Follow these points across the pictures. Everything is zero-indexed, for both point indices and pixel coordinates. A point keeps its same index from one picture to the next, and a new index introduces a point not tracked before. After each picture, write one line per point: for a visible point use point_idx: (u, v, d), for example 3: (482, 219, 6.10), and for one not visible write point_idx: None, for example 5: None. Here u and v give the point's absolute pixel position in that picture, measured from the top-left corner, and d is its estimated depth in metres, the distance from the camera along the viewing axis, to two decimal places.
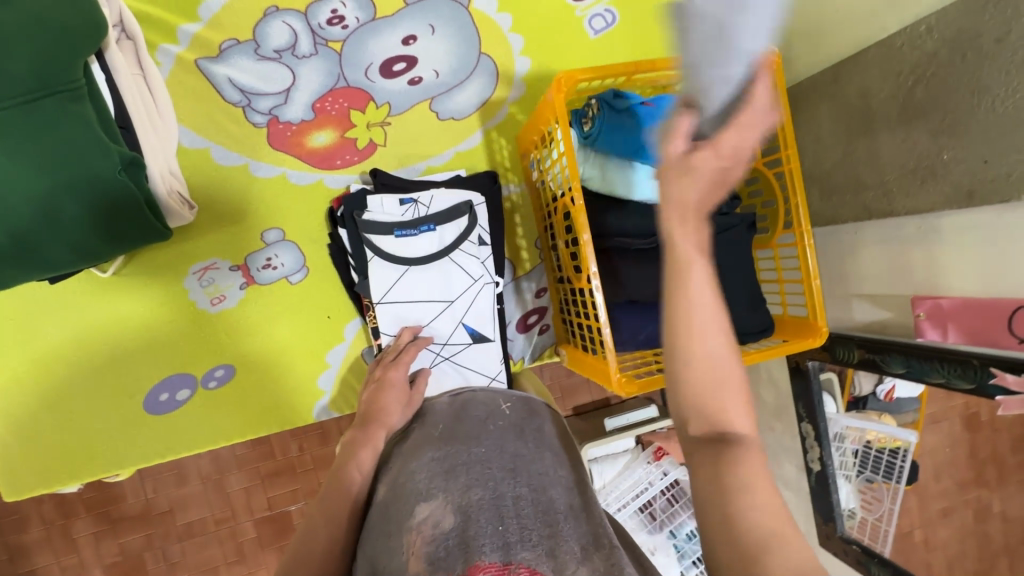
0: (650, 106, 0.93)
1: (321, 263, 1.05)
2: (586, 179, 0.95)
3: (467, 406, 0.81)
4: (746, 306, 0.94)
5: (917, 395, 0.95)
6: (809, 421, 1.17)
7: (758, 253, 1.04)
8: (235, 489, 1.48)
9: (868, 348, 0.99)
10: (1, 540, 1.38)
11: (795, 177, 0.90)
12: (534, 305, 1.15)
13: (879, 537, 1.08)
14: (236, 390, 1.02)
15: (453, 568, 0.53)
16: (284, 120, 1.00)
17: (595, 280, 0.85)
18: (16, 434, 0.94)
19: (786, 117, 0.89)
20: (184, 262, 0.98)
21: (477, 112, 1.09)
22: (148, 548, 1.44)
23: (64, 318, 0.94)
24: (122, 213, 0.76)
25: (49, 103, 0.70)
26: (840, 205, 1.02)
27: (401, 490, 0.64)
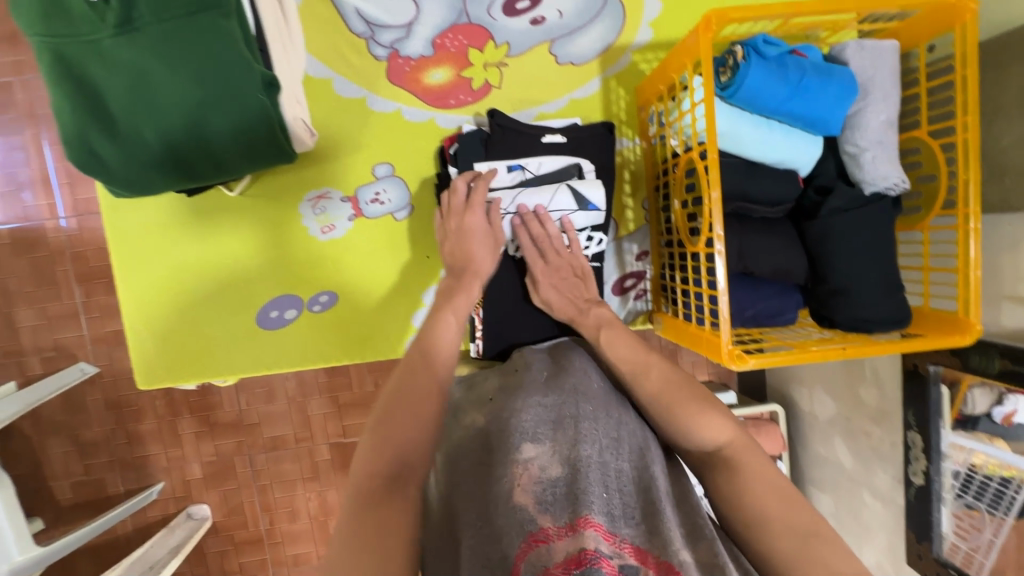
0: (799, 57, 0.84)
1: (424, 203, 1.06)
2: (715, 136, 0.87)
3: (568, 355, 0.81)
4: (880, 290, 0.85)
5: None
6: (918, 430, 1.06)
7: (901, 235, 0.92)
8: (316, 413, 1.59)
9: (1012, 358, 0.87)
10: (121, 426, 1.56)
11: (970, 149, 0.77)
12: (633, 269, 1.10)
13: (972, 566, 0.97)
14: (335, 317, 1.07)
15: (561, 518, 0.54)
16: (404, 55, 1.00)
17: (716, 244, 0.78)
18: (148, 329, 1.03)
19: (972, 76, 0.76)
20: (300, 190, 1.02)
21: (597, 58, 1.04)
22: (238, 453, 1.59)
23: (198, 228, 1.01)
24: (256, 132, 0.80)
25: (207, 17, 0.73)
26: (1012, 191, 0.88)
27: (508, 427, 0.66)
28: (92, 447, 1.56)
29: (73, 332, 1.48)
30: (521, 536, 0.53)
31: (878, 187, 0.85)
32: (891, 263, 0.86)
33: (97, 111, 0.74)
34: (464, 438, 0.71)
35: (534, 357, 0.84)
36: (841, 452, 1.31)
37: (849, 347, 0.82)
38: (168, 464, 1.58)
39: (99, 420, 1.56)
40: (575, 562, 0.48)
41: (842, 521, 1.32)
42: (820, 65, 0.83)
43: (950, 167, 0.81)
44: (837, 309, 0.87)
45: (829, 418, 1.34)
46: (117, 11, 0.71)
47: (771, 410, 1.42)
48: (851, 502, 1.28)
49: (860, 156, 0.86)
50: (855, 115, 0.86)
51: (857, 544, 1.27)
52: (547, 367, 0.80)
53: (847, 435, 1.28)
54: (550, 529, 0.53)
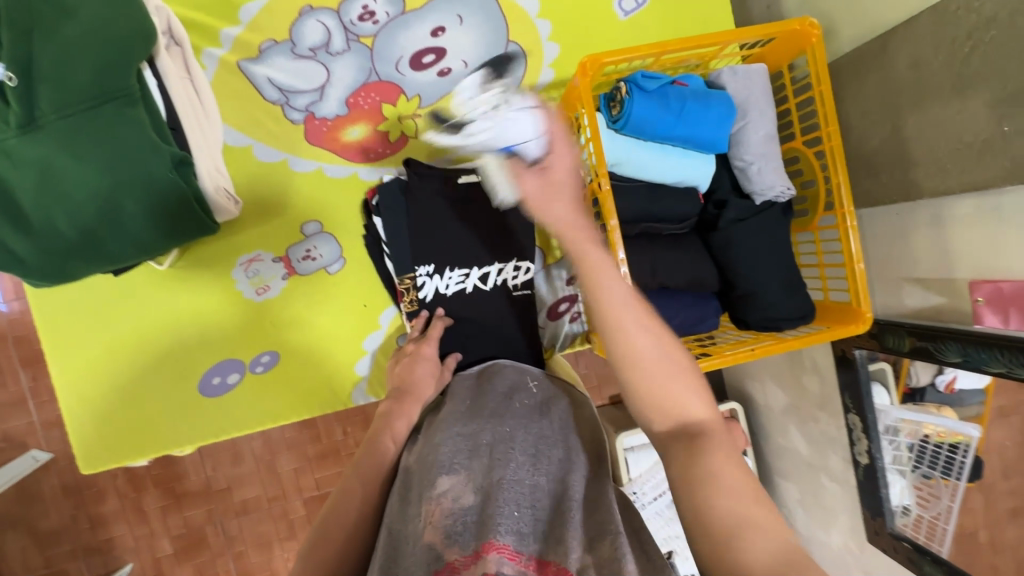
0: (681, 86, 0.91)
1: (357, 254, 1.09)
2: (616, 164, 0.93)
3: (492, 380, 0.83)
4: (782, 289, 0.91)
5: (981, 387, 0.88)
6: (856, 411, 1.12)
7: (798, 236, 1.00)
8: (286, 470, 1.57)
9: (918, 335, 0.94)
10: (82, 511, 1.51)
11: (836, 155, 0.85)
12: (565, 293, 1.15)
13: (937, 535, 1.01)
14: (280, 375, 1.08)
15: (468, 548, 0.54)
16: (320, 116, 1.04)
17: (621, 267, 0.84)
18: (87, 413, 1.02)
19: (827, 91, 0.85)
20: (233, 255, 1.04)
21: None
22: (209, 522, 1.55)
23: (130, 306, 1.02)
24: (172, 208, 0.83)
25: (110, 107, 0.76)
26: (890, 185, 0.96)
27: (426, 462, 0.65)
28: (53, 537, 1.50)
29: (21, 420, 1.44)
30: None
31: (767, 197, 0.92)
32: (791, 263, 0.93)
33: (6, 209, 0.75)
34: (389, 475, 0.69)
35: (462, 384, 0.85)
36: (797, 441, 1.36)
37: (759, 348, 0.88)
38: (135, 543, 1.53)
39: (57, 508, 1.50)
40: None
41: (808, 508, 1.37)
42: (699, 90, 0.90)
43: (824, 171, 0.90)
44: (749, 311, 0.93)
45: (782, 409, 1.40)
46: (18, 110, 0.72)
47: (730, 407, 1.47)
48: (813, 489, 1.33)
49: (748, 170, 0.93)
50: (738, 133, 0.93)
51: (825, 528, 1.32)
52: (471, 394, 0.81)
53: (800, 423, 1.34)
54: (455, 562, 0.53)
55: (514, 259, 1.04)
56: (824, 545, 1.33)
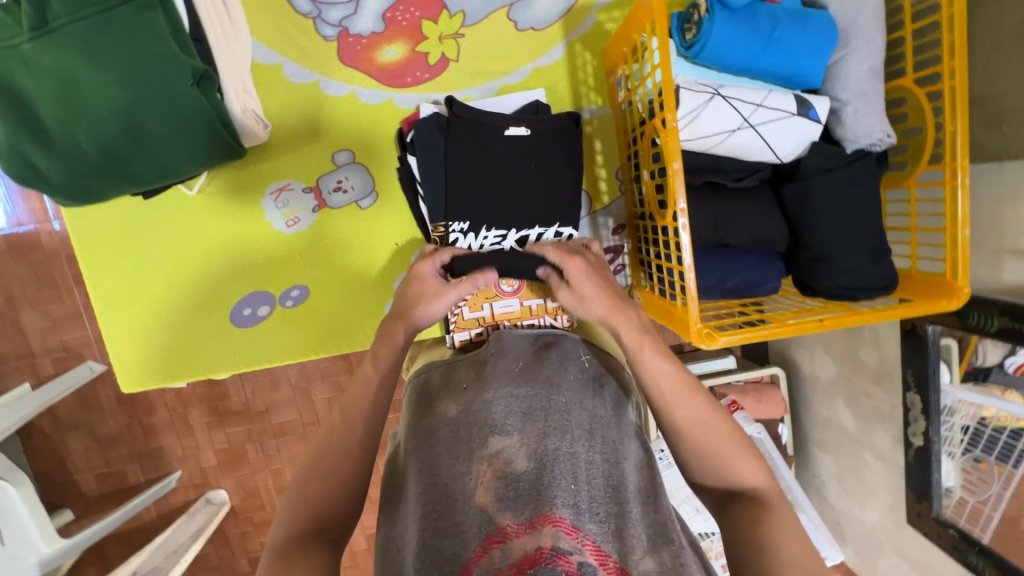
0: (771, 5, 0.76)
1: (390, 189, 1.02)
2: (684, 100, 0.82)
3: (548, 347, 0.78)
4: (864, 256, 0.80)
5: None
6: (917, 391, 1.02)
7: (887, 194, 0.87)
8: (319, 398, 1.61)
9: (1012, 316, 0.82)
10: (135, 420, 1.60)
11: (958, 96, 0.71)
12: (610, 243, 1.06)
13: (979, 520, 0.96)
14: (310, 310, 1.06)
15: (521, 516, 0.53)
16: (355, 33, 0.95)
17: (680, 218, 0.74)
18: (126, 334, 1.03)
19: (959, 15, 0.69)
20: (262, 183, 1.00)
21: (560, 21, 0.97)
22: (249, 440, 1.63)
23: (162, 231, 1.00)
24: (195, 128, 0.77)
25: (126, 10, 0.70)
26: (1010, 138, 0.81)
27: (476, 417, 0.63)
28: (110, 441, 1.61)
29: (76, 333, 1.50)
30: (479, 537, 0.52)
31: (860, 144, 0.79)
32: (877, 225, 0.81)
33: (27, 120, 0.72)
34: (431, 422, 0.67)
35: (512, 339, 0.81)
36: (842, 414, 1.28)
37: (828, 318, 0.79)
38: (183, 453, 1.63)
39: (113, 415, 1.60)
40: (530, 561, 0.49)
41: (844, 481, 1.30)
42: (794, 10, 0.76)
43: (937, 117, 0.75)
44: (819, 276, 0.83)
45: (829, 380, 1.31)
46: (29, 12, 0.67)
47: (772, 372, 1.38)
48: (852, 463, 1.27)
49: (841, 111, 0.80)
50: (835, 65, 0.79)
51: (860, 504, 1.26)
52: (525, 354, 0.77)
53: (848, 396, 1.24)
54: (509, 528, 0.52)
55: (555, 224, 0.96)
56: (856, 520, 1.28)
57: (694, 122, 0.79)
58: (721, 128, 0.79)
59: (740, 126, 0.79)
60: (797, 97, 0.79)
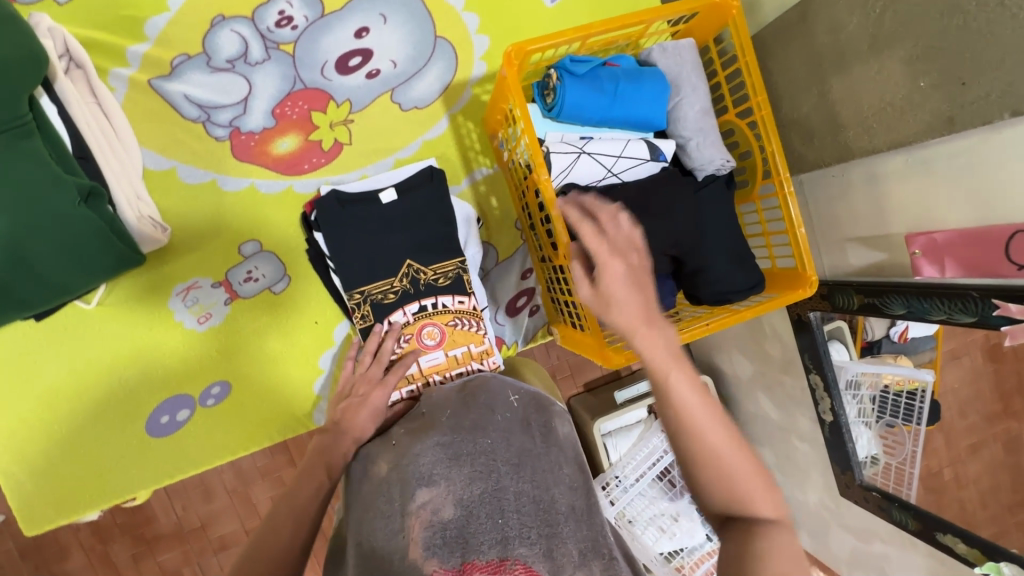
0: (611, 67, 0.90)
1: (303, 270, 1.04)
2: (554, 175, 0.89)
3: (474, 394, 0.81)
4: (733, 262, 0.92)
5: (931, 332, 0.90)
6: (817, 371, 1.14)
7: (742, 208, 1.01)
8: (262, 499, 1.51)
9: (865, 293, 0.96)
10: (45, 571, 1.42)
11: (768, 124, 0.86)
12: (522, 287, 1.15)
13: (904, 480, 1.05)
14: (234, 406, 1.03)
15: (448, 561, 0.55)
16: (246, 131, 0.99)
17: (569, 256, 0.83)
18: (25, 469, 0.95)
19: (753, 62, 0.85)
20: (166, 285, 0.98)
21: (440, 98, 1.07)
22: (186, 564, 1.48)
23: (58, 353, 0.95)
24: (85, 243, 0.77)
25: (1, 140, 0.70)
26: (821, 149, 0.98)
27: (406, 473, 0.66)
28: None
29: None
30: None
31: (707, 171, 0.93)
32: (738, 235, 0.94)
33: None
34: (367, 486, 0.70)
35: (441, 395, 0.85)
36: (766, 406, 1.39)
37: (714, 323, 0.89)
38: None
39: (17, 572, 1.41)
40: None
41: (784, 470, 1.40)
42: (630, 70, 0.90)
43: (758, 141, 0.91)
44: (699, 287, 0.94)
45: (749, 376, 1.42)
46: None
47: None
48: (786, 450, 1.36)
49: (687, 146, 0.94)
50: (674, 109, 0.93)
51: (801, 488, 1.35)
52: (455, 405, 0.80)
53: (767, 388, 1.36)
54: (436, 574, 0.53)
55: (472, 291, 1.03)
56: (802, 504, 1.36)
57: (568, 178, 0.90)
58: (592, 178, 0.91)
59: (607, 174, 0.91)
60: (649, 143, 0.92)
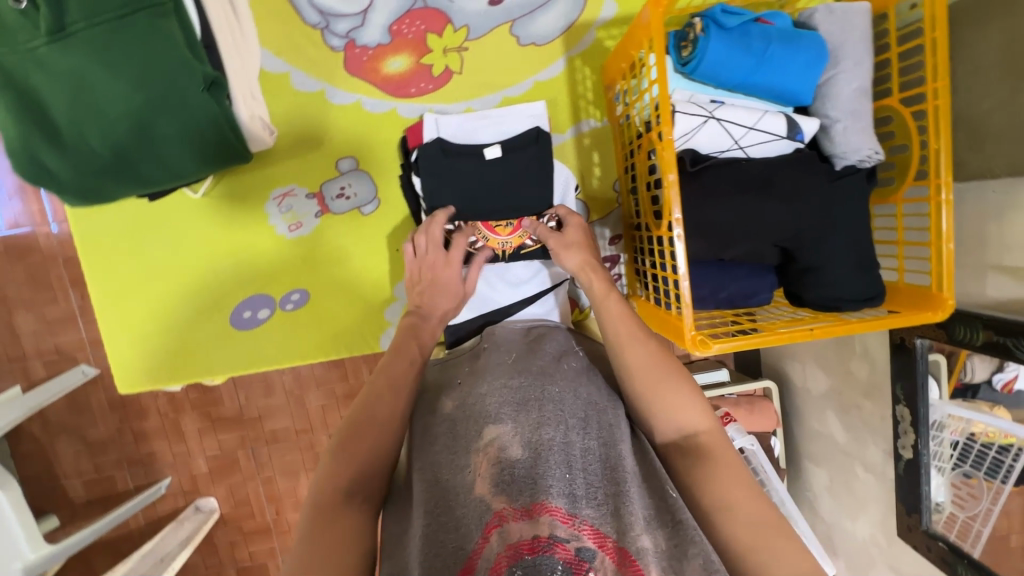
0: (764, 25, 0.79)
1: (392, 196, 1.04)
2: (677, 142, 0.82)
3: (541, 340, 0.82)
4: (852, 268, 0.82)
5: None
6: (905, 404, 1.03)
7: (876, 209, 0.90)
8: (313, 406, 1.60)
9: (997, 330, 0.84)
10: (126, 425, 1.59)
11: (941, 117, 0.74)
12: (607, 253, 1.09)
13: (969, 535, 0.96)
14: (310, 314, 1.07)
15: (517, 501, 0.55)
16: (361, 44, 0.97)
17: (676, 227, 0.76)
18: (126, 334, 1.04)
19: (941, 40, 0.72)
20: (266, 188, 1.01)
21: (560, 38, 1.00)
22: (241, 447, 1.62)
23: (166, 233, 1.01)
24: (205, 132, 0.79)
25: (140, 17, 0.71)
26: (993, 156, 0.84)
27: (471, 412, 0.66)
28: (100, 446, 1.59)
29: (70, 335, 1.49)
30: (479, 526, 0.54)
31: (849, 161, 0.82)
32: (867, 238, 0.83)
33: (41, 123, 0.74)
34: (430, 420, 0.70)
35: (502, 334, 0.87)
36: (834, 426, 1.29)
37: (818, 328, 0.80)
38: (174, 460, 1.61)
39: (104, 420, 1.59)
40: (527, 547, 0.51)
41: (837, 495, 1.31)
42: (786, 31, 0.79)
43: (921, 136, 0.78)
44: (807, 287, 0.85)
45: (822, 393, 1.32)
46: (48, 16, 0.68)
47: (763, 385, 1.41)
48: (845, 477, 1.27)
49: (831, 128, 0.82)
50: (825, 84, 0.82)
51: (851, 517, 1.26)
52: (519, 350, 0.80)
53: (840, 409, 1.26)
54: (505, 512, 0.54)
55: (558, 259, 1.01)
56: (848, 533, 1.28)
57: (688, 145, 0.83)
58: (713, 149, 0.83)
59: (733, 146, 0.83)
60: (788, 118, 0.82)
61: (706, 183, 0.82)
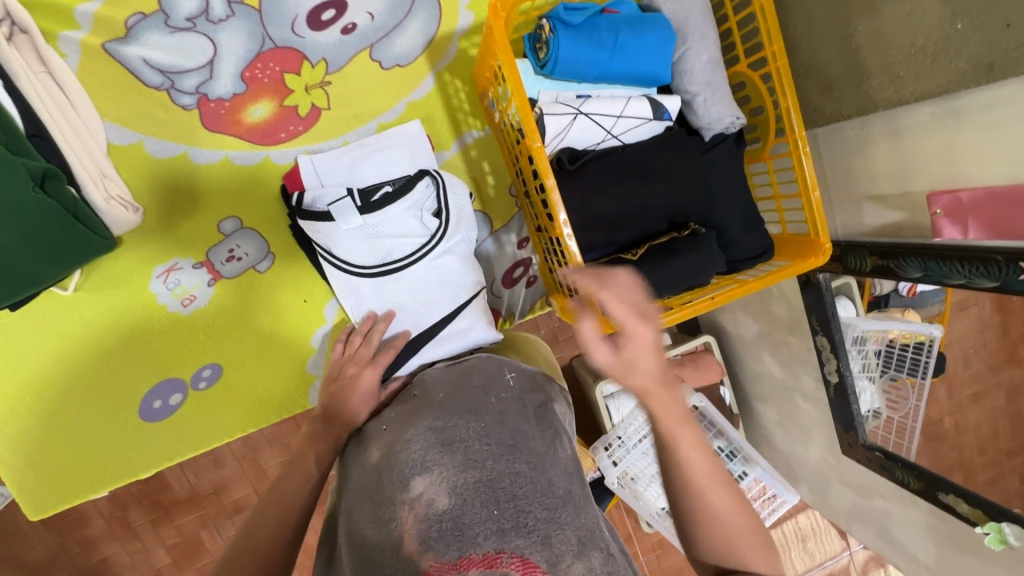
0: (611, 15, 0.81)
1: (285, 246, 0.99)
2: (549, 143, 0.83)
3: (468, 375, 0.80)
4: (741, 227, 0.87)
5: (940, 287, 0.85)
6: (823, 333, 1.08)
7: (751, 167, 0.94)
8: (271, 464, 1.52)
9: (880, 254, 0.88)
10: (68, 536, 1.44)
11: (783, 76, 0.78)
12: (518, 257, 1.09)
13: (906, 432, 1.02)
14: (226, 387, 1.02)
15: (442, 552, 0.54)
16: (215, 98, 0.90)
17: (564, 229, 0.77)
18: (25, 461, 0.94)
19: (768, 6, 0.76)
20: (144, 268, 0.94)
21: (423, 55, 0.97)
22: (203, 526, 1.50)
23: (38, 340, 0.91)
24: (53, 233, 0.74)
25: None
26: (839, 102, 0.90)
27: (397, 462, 0.65)
28: (45, 566, 1.44)
29: None
30: None
31: (715, 130, 0.86)
32: (748, 198, 0.88)
33: None
34: (360, 475, 0.69)
35: (432, 377, 0.83)
36: (769, 364, 1.33)
37: (719, 295, 0.83)
38: (131, 558, 1.48)
39: (41, 538, 1.43)
40: None
41: (788, 427, 1.35)
42: (631, 17, 0.81)
43: (772, 95, 0.83)
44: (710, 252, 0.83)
45: (753, 336, 1.36)
46: None
47: (703, 340, 1.40)
48: (789, 409, 1.31)
49: (693, 101, 0.85)
50: (679, 61, 0.84)
51: (803, 445, 1.31)
52: (446, 384, 0.79)
53: (772, 348, 1.30)
54: (431, 569, 0.53)
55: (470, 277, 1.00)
56: (802, 459, 1.34)
57: (564, 144, 0.83)
58: (588, 143, 0.84)
59: (606, 138, 0.84)
60: (652, 100, 0.83)
61: (585, 180, 0.84)
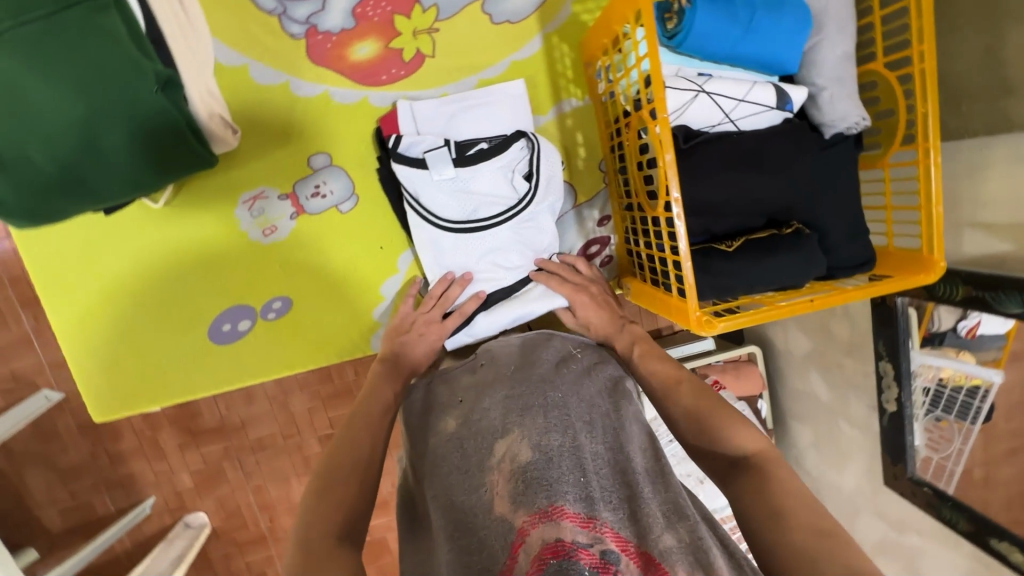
0: None
1: (369, 190, 0.99)
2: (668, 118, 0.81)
3: (538, 350, 0.80)
4: (844, 237, 0.83)
5: (1004, 330, 0.83)
6: (888, 360, 1.03)
7: (863, 174, 0.91)
8: (298, 409, 1.52)
9: (975, 284, 0.84)
10: (100, 447, 1.48)
11: (926, 79, 0.74)
12: (597, 235, 1.07)
13: (943, 475, 0.98)
14: (293, 322, 1.02)
15: (533, 507, 0.53)
16: (324, 30, 0.90)
17: (675, 208, 0.74)
18: (94, 361, 0.96)
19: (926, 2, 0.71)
20: (230, 192, 0.94)
21: (535, 13, 0.95)
22: (226, 458, 1.52)
23: (127, 245, 0.93)
24: (164, 139, 0.73)
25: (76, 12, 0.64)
26: (969, 116, 0.85)
27: (478, 428, 0.66)
28: (74, 472, 1.48)
29: (28, 359, 1.36)
30: (505, 547, 0.52)
31: (838, 129, 0.82)
32: (857, 205, 0.84)
33: None
34: (435, 441, 0.69)
35: (502, 349, 0.83)
36: (817, 385, 1.28)
37: (817, 298, 0.79)
38: (156, 479, 1.51)
39: (75, 445, 1.47)
40: (550, 551, 0.48)
41: (823, 451, 1.31)
42: None
43: (907, 99, 0.79)
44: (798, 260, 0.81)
45: (805, 354, 1.30)
46: None
47: (750, 350, 1.38)
48: (828, 431, 1.27)
49: (818, 96, 0.82)
50: (811, 51, 0.80)
51: (838, 469, 1.26)
52: (516, 357, 0.80)
53: (823, 368, 1.25)
54: (524, 525, 0.52)
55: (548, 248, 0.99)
56: (835, 486, 1.28)
57: (680, 121, 0.81)
58: (704, 124, 0.82)
59: (723, 121, 0.82)
60: (777, 87, 0.80)
61: (696, 160, 0.80)
